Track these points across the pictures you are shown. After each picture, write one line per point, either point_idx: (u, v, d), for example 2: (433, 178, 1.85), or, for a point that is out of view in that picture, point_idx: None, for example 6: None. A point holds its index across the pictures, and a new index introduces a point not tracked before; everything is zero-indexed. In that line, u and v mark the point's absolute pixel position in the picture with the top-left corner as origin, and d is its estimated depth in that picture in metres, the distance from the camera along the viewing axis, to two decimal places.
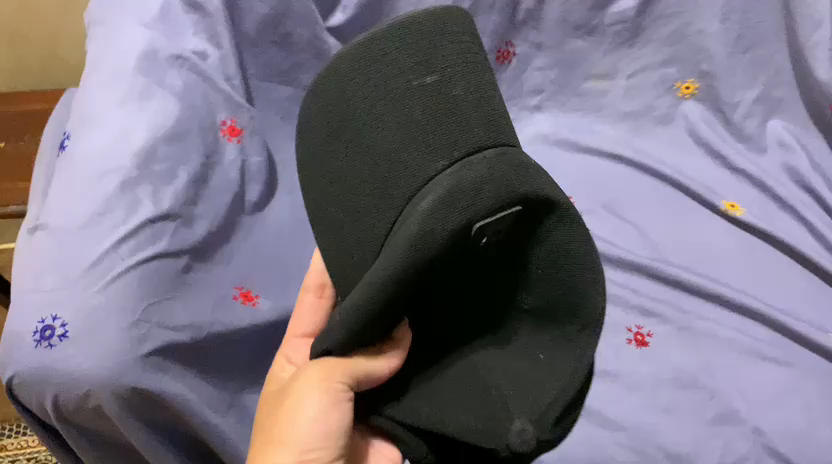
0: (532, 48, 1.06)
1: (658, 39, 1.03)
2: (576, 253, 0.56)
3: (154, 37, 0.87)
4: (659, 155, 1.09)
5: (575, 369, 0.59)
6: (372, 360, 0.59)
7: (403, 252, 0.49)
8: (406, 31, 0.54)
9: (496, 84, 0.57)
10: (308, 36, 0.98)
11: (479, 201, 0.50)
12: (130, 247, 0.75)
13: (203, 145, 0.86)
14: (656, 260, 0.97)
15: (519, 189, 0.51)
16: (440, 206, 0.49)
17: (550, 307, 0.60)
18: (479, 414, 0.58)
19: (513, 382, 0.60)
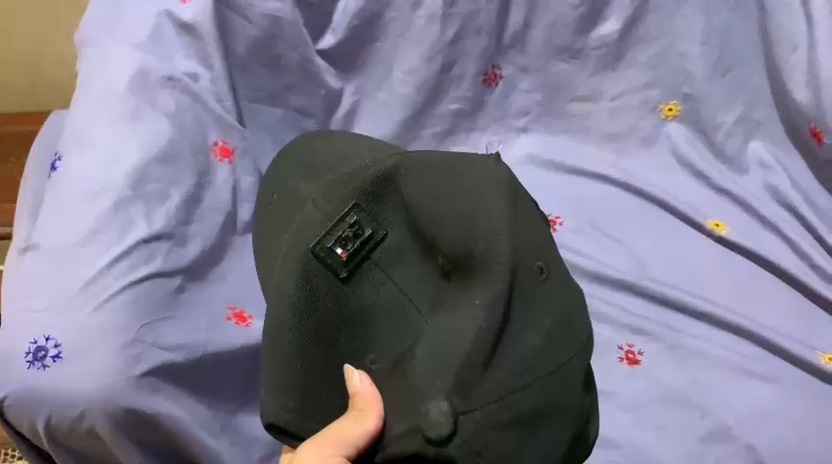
0: (518, 71, 1.09)
1: (640, 61, 1.07)
2: (426, 214, 0.69)
3: (146, 59, 0.87)
4: (645, 175, 1.10)
5: (486, 311, 0.59)
6: (358, 426, 0.59)
7: (271, 309, 0.68)
8: (267, 172, 0.91)
9: (331, 155, 0.83)
10: (299, 57, 0.98)
11: (303, 234, 0.69)
12: (123, 267, 0.74)
13: (195, 167, 0.85)
14: (648, 279, 0.98)
15: (332, 208, 0.70)
16: (282, 259, 0.70)
17: (461, 263, 0.65)
18: (407, 412, 0.59)
19: (432, 357, 0.59)
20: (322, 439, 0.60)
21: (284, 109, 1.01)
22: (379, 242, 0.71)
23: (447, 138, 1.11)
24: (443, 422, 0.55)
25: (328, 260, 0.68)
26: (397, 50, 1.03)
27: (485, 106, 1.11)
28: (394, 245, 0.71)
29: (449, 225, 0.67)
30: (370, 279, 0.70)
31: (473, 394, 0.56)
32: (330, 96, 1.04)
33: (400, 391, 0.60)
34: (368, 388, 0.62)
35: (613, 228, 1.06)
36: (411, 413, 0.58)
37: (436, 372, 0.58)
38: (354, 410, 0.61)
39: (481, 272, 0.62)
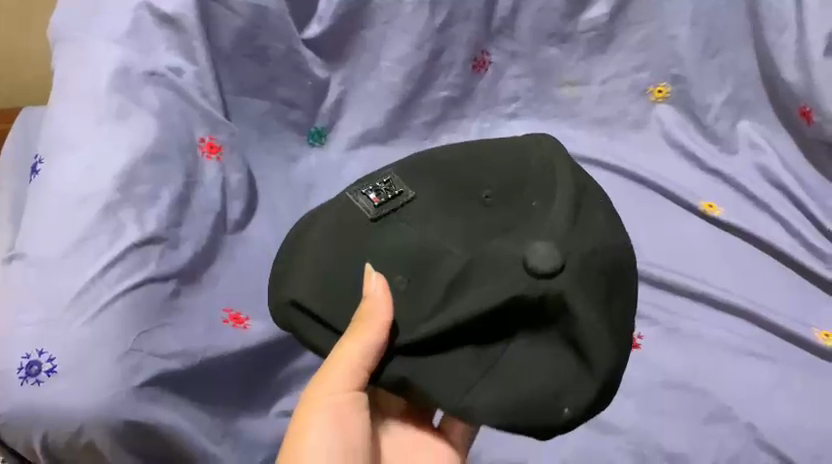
0: (507, 56, 1.07)
1: (629, 44, 1.07)
2: (464, 160, 0.73)
3: (128, 54, 0.83)
4: (636, 158, 1.10)
5: (559, 199, 0.66)
6: (360, 341, 0.58)
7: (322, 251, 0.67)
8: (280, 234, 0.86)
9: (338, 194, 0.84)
10: (285, 48, 0.95)
11: (341, 199, 0.71)
12: (116, 274, 0.71)
13: (184, 165, 0.83)
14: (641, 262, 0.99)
15: (370, 176, 0.73)
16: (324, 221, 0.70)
17: (508, 185, 0.70)
18: (499, 278, 0.60)
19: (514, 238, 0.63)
20: (331, 358, 0.60)
21: (272, 101, 0.99)
22: (409, 202, 0.70)
23: (438, 126, 1.10)
24: (537, 282, 0.59)
25: (365, 201, 0.69)
26: (385, 37, 1.00)
27: (475, 93, 1.09)
28: (430, 190, 0.71)
29: (490, 159, 0.72)
30: (411, 223, 0.68)
31: (565, 252, 0.60)
32: (318, 86, 1.01)
33: (487, 269, 0.61)
34: (381, 296, 0.60)
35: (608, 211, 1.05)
36: (505, 276, 0.60)
37: (522, 244, 0.62)
38: (360, 317, 0.59)
39: (542, 182, 0.69)
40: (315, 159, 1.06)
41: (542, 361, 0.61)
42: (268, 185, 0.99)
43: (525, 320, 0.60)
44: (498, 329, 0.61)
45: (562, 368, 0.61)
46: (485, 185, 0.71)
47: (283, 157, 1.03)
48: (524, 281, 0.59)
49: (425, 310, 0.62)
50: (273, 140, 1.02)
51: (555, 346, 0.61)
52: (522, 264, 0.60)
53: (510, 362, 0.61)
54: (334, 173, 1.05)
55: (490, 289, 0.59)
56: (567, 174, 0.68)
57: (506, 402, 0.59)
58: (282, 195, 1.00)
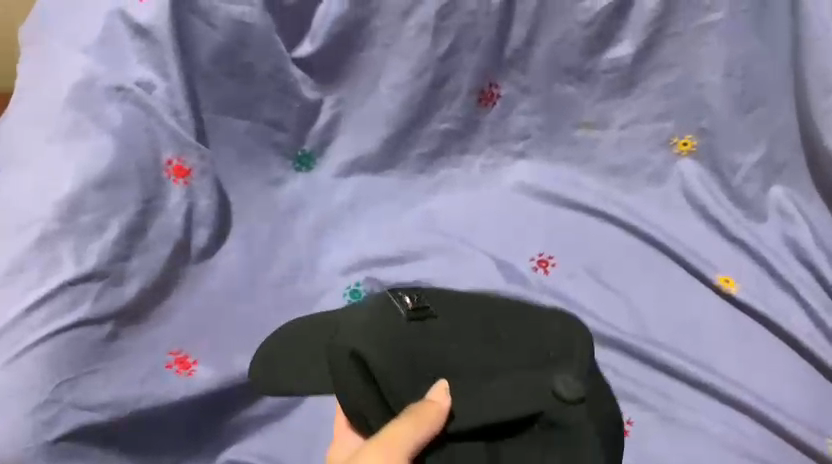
0: (518, 90, 0.98)
1: (654, 89, 0.96)
2: (488, 302, 0.64)
3: (93, 66, 0.77)
4: (650, 216, 1.00)
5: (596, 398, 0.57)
6: (415, 433, 0.51)
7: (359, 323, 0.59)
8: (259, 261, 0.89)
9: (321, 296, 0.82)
10: (271, 67, 0.88)
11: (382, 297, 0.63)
12: (43, 315, 0.65)
13: (143, 190, 0.75)
14: (642, 339, 0.89)
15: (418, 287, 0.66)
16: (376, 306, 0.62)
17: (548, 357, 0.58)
18: None
19: (541, 430, 0.53)
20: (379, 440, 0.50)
21: (255, 120, 0.90)
22: (433, 319, 0.60)
23: (437, 160, 1.01)
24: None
25: (398, 301, 0.62)
26: (382, 63, 0.92)
27: (479, 128, 1.00)
28: (451, 324, 0.60)
29: (503, 306, 0.64)
30: (433, 335, 0.58)
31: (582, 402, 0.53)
32: (304, 111, 0.92)
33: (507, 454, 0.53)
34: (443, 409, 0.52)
35: (609, 274, 0.96)
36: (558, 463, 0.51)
37: (572, 405, 0.53)
38: (415, 411, 0.51)
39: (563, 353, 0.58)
40: (302, 184, 0.96)
41: None
42: (244, 210, 0.91)
43: None
44: None
45: None
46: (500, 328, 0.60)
47: (261, 182, 0.93)
48: (543, 404, 0.53)
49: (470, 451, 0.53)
50: (253, 164, 0.92)
51: (538, 451, 0.53)
52: (548, 385, 0.54)
53: None
54: (322, 200, 0.97)
55: (518, 364, 0.57)
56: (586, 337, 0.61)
57: None
58: (262, 219, 0.92)
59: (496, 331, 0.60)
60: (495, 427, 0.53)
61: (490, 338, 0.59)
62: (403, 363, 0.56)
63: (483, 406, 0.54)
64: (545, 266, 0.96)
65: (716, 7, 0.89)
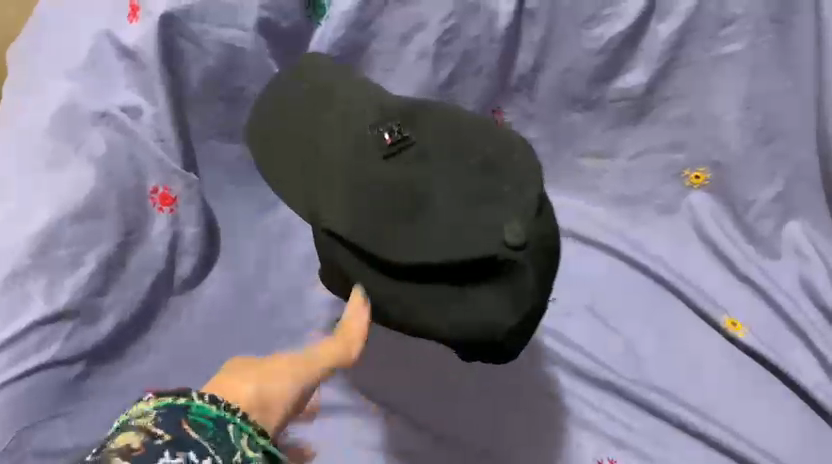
0: (521, 117, 0.94)
1: (665, 120, 0.92)
2: (498, 154, 0.59)
3: (77, 91, 0.75)
4: (657, 251, 0.96)
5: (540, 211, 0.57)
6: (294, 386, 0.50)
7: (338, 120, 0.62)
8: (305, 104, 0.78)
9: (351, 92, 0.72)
10: (263, 90, 0.84)
11: (372, 114, 0.61)
12: (7, 359, 0.63)
13: (124, 222, 0.73)
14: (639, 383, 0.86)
15: (417, 103, 0.63)
16: (356, 114, 0.62)
17: (508, 167, 0.58)
18: (481, 306, 0.56)
19: (477, 306, 0.56)
20: (274, 363, 0.51)
21: (245, 143, 0.87)
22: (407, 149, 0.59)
23: None
24: (512, 300, 0.57)
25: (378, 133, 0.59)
26: (380, 87, 0.88)
27: None
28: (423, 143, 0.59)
29: (471, 118, 0.62)
30: (409, 164, 0.58)
31: (528, 232, 0.55)
32: None
33: (454, 267, 0.55)
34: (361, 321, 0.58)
35: (609, 311, 0.92)
36: (483, 307, 0.56)
37: (507, 199, 0.57)
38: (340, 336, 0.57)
39: (523, 184, 0.58)
40: (295, 207, 0.92)
41: (469, 319, 0.56)
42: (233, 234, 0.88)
43: (463, 331, 0.56)
44: (452, 329, 0.56)
45: (486, 312, 0.56)
46: (486, 166, 0.58)
47: (255, 203, 0.91)
48: (493, 249, 0.55)
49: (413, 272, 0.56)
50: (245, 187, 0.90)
51: (495, 297, 0.56)
52: (496, 232, 0.55)
53: (447, 309, 0.56)
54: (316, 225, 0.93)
55: (464, 189, 0.57)
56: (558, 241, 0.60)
57: (454, 331, 0.56)
58: (252, 242, 0.89)
59: (471, 156, 0.59)
60: (431, 218, 0.56)
61: (457, 152, 0.59)
62: (373, 218, 0.56)
63: (426, 252, 0.55)
64: None
65: (735, 37, 0.84)
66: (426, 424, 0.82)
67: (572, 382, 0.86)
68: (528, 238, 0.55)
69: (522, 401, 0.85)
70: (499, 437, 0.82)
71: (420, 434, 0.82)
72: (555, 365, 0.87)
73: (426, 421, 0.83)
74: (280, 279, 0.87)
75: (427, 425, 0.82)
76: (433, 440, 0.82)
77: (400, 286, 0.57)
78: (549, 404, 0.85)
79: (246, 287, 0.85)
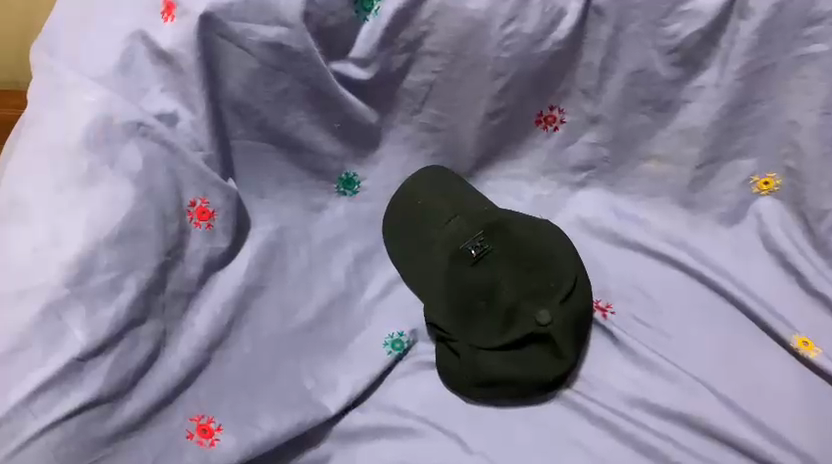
0: (586, 120, 0.90)
1: (741, 127, 0.85)
2: (551, 266, 0.84)
3: (112, 98, 0.70)
4: (722, 264, 0.89)
5: (576, 331, 0.81)
6: None
7: (447, 222, 0.88)
8: (418, 184, 0.91)
9: (461, 188, 0.91)
10: (308, 89, 0.80)
11: (470, 226, 0.87)
12: (46, 401, 0.58)
13: (164, 242, 0.69)
14: (697, 403, 0.80)
15: (502, 219, 0.87)
16: (458, 220, 0.88)
17: (556, 287, 0.83)
18: (520, 370, 0.79)
19: (517, 372, 0.79)
20: None
21: (291, 150, 0.84)
22: (491, 258, 0.85)
23: (481, 172, 0.95)
24: (553, 366, 0.79)
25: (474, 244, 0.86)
26: (432, 87, 0.86)
27: (531, 150, 0.93)
28: (497, 250, 0.86)
29: (537, 230, 0.87)
30: (489, 267, 0.85)
31: (558, 317, 0.80)
32: (346, 129, 0.86)
33: (505, 338, 0.81)
34: None
35: (671, 326, 0.86)
36: (522, 375, 0.79)
37: (552, 299, 0.82)
38: None
39: (566, 290, 0.82)
40: (344, 210, 0.91)
41: (509, 375, 0.79)
42: (291, 241, 0.86)
43: (504, 388, 0.79)
44: (496, 383, 0.79)
45: (523, 372, 0.79)
46: (542, 278, 0.84)
47: (302, 207, 0.89)
48: (531, 334, 0.80)
49: (484, 338, 0.81)
50: (296, 189, 0.88)
51: (543, 363, 0.80)
52: (538, 328, 0.80)
53: (498, 370, 0.79)
54: (370, 228, 0.91)
55: (523, 290, 0.83)
56: (588, 326, 0.83)
57: (498, 387, 0.79)
58: (302, 247, 0.87)
59: (529, 261, 0.85)
60: (500, 303, 0.83)
61: (518, 258, 0.85)
62: (458, 305, 0.83)
63: (494, 337, 0.81)
64: (603, 312, 0.87)
65: (820, 38, 0.78)
66: (474, 446, 0.79)
67: (629, 408, 0.81)
68: (555, 319, 0.80)
69: (569, 424, 0.80)
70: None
71: (471, 458, 0.78)
72: (607, 386, 0.83)
73: (475, 445, 0.79)
74: (328, 287, 0.86)
75: (477, 448, 0.78)
76: None
77: (473, 344, 0.81)
78: (603, 429, 0.80)
79: (294, 298, 0.83)
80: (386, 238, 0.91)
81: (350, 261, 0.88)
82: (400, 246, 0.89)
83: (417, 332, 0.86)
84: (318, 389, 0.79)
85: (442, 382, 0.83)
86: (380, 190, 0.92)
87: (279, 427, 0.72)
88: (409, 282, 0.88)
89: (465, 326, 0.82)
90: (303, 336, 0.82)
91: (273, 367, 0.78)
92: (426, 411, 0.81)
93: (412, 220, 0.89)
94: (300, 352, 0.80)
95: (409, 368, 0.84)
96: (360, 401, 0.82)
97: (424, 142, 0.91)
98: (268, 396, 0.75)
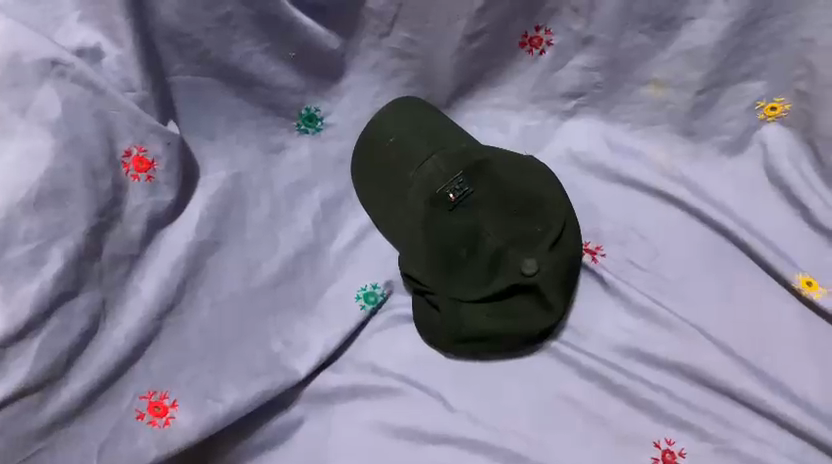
0: (577, 40, 0.80)
1: (750, 47, 0.75)
2: (539, 208, 0.77)
3: (19, 31, 0.59)
4: (724, 200, 0.81)
5: (565, 279, 0.75)
6: None
7: (424, 160, 0.78)
8: (390, 116, 0.80)
9: (437, 119, 0.81)
10: (254, 13, 0.69)
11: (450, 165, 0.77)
12: None
13: (98, 201, 0.60)
14: (694, 348, 0.75)
15: (484, 155, 0.78)
16: (437, 158, 0.78)
17: (543, 232, 0.76)
18: (507, 324, 0.73)
19: (503, 327, 0.73)
20: None
21: (245, 85, 0.75)
22: (472, 201, 0.77)
23: (460, 102, 0.86)
24: (541, 319, 0.73)
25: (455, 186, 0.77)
26: (402, 6, 0.74)
27: (516, 75, 0.84)
28: (478, 192, 0.77)
29: (523, 166, 0.79)
30: (471, 211, 0.77)
31: (546, 265, 0.74)
32: (305, 58, 0.75)
33: (489, 289, 0.74)
34: None
35: (668, 269, 0.79)
36: (509, 329, 0.73)
37: (539, 245, 0.75)
38: None
39: (555, 235, 0.75)
40: (309, 151, 0.82)
41: (495, 330, 0.73)
42: (252, 187, 0.77)
43: (490, 343, 0.73)
44: (481, 338, 0.73)
45: (510, 325, 0.73)
46: (528, 222, 0.77)
47: (259, 149, 0.79)
48: (518, 284, 0.74)
49: (467, 291, 0.74)
50: (251, 129, 0.78)
51: (530, 316, 0.74)
52: (525, 278, 0.74)
53: (483, 325, 0.73)
54: (338, 170, 0.82)
55: (508, 236, 0.76)
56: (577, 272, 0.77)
57: (483, 342, 0.73)
58: (263, 195, 0.78)
59: (513, 203, 0.77)
60: (484, 251, 0.76)
61: (500, 200, 0.77)
62: (438, 254, 0.75)
63: (477, 289, 0.74)
64: (593, 256, 0.80)
65: None
66: (458, 404, 0.73)
67: (623, 360, 0.75)
68: (542, 268, 0.74)
69: (558, 378, 0.75)
70: (540, 421, 0.72)
71: (454, 417, 0.72)
72: (599, 335, 0.77)
73: (459, 404, 0.73)
74: (294, 237, 0.78)
75: (460, 406, 0.73)
76: (468, 423, 0.72)
77: (456, 297, 0.74)
78: (592, 383, 0.74)
79: (256, 252, 0.75)
80: (356, 178, 0.82)
81: (318, 208, 0.80)
82: (372, 188, 0.80)
83: (394, 283, 0.78)
84: (288, 352, 0.72)
85: (421, 337, 0.76)
86: (351, 126, 0.83)
87: (243, 399, 0.66)
88: (383, 227, 0.80)
89: (445, 277, 0.75)
90: (267, 294, 0.74)
91: (236, 331, 0.71)
92: (406, 369, 0.75)
93: (384, 158, 0.80)
94: (266, 312, 0.73)
95: (385, 324, 0.77)
96: (332, 357, 0.76)
97: (395, 71, 0.81)
98: (232, 363, 0.69)
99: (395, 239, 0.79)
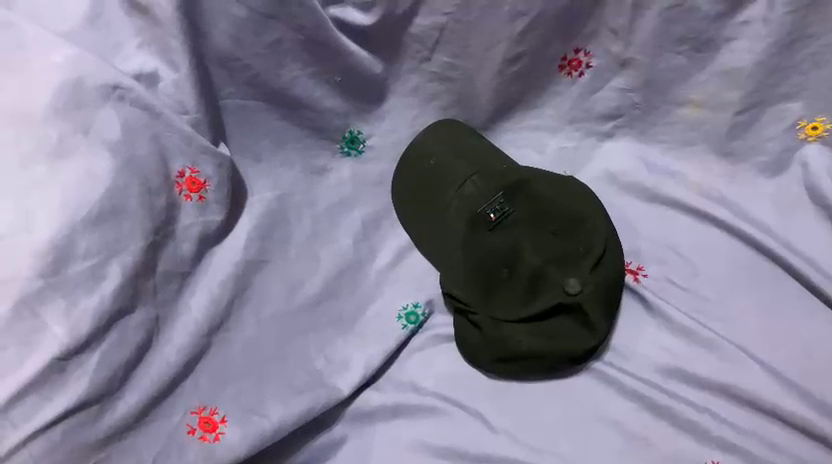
0: (614, 62, 0.81)
1: (791, 67, 0.76)
2: (580, 228, 0.77)
3: (82, 57, 0.61)
4: (764, 220, 0.81)
5: (607, 299, 0.75)
6: None
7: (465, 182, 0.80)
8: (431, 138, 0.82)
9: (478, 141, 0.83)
10: (302, 38, 0.72)
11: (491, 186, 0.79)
12: (25, 408, 0.54)
13: (152, 219, 0.62)
14: (739, 370, 0.74)
15: (524, 176, 0.79)
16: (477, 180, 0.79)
17: (585, 252, 0.76)
18: (548, 343, 0.73)
19: (545, 346, 0.73)
20: None
21: (289, 108, 0.77)
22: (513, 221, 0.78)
23: (497, 125, 0.88)
24: (583, 339, 0.73)
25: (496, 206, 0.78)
26: (444, 30, 0.76)
27: (552, 97, 0.85)
28: (517, 212, 0.79)
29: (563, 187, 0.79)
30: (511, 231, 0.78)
31: (588, 285, 0.74)
32: (349, 82, 0.78)
33: (531, 308, 0.74)
34: None
35: (709, 288, 0.79)
36: (551, 348, 0.72)
37: (581, 265, 0.75)
38: None
39: (596, 254, 0.75)
40: (349, 172, 0.83)
41: (536, 348, 0.73)
42: (294, 207, 0.79)
43: (532, 363, 0.73)
44: (522, 358, 0.73)
45: (551, 344, 0.73)
46: (568, 241, 0.77)
47: (301, 170, 0.81)
48: (560, 303, 0.74)
49: (507, 309, 0.75)
50: (294, 152, 0.80)
51: (573, 335, 0.73)
52: (567, 297, 0.74)
53: (524, 344, 0.73)
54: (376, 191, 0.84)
55: (549, 255, 0.77)
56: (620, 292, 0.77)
57: (524, 361, 0.73)
58: (305, 215, 0.79)
59: (552, 222, 0.78)
60: (524, 270, 0.76)
61: (540, 221, 0.78)
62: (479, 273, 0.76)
63: (518, 309, 0.74)
64: (635, 275, 0.80)
65: None
66: (498, 423, 0.73)
67: (665, 380, 0.74)
68: (584, 288, 0.74)
69: (600, 398, 0.74)
70: (582, 441, 0.72)
71: (495, 437, 0.72)
72: (641, 356, 0.76)
73: (499, 423, 0.73)
74: (335, 256, 0.79)
75: (501, 425, 0.73)
76: (510, 442, 0.72)
77: (496, 315, 0.74)
78: (635, 403, 0.74)
79: (298, 270, 0.76)
80: (397, 199, 0.83)
81: (358, 228, 0.81)
82: (412, 209, 0.82)
83: (434, 303, 0.79)
84: (329, 369, 0.72)
85: (462, 357, 0.76)
86: (390, 147, 0.84)
87: (288, 415, 0.67)
88: (422, 246, 0.81)
89: (485, 296, 0.75)
90: (308, 312, 0.75)
91: (278, 349, 0.72)
92: (446, 388, 0.75)
93: (425, 179, 0.82)
94: (308, 329, 0.74)
95: (424, 343, 0.77)
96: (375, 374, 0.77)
97: (435, 94, 0.82)
98: (276, 380, 0.70)
99: (435, 259, 0.80)
